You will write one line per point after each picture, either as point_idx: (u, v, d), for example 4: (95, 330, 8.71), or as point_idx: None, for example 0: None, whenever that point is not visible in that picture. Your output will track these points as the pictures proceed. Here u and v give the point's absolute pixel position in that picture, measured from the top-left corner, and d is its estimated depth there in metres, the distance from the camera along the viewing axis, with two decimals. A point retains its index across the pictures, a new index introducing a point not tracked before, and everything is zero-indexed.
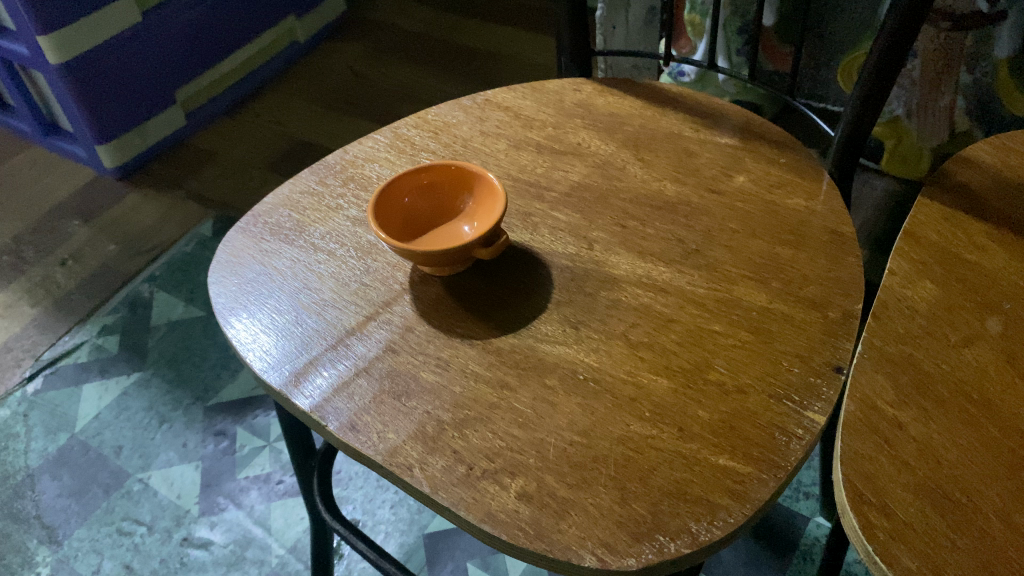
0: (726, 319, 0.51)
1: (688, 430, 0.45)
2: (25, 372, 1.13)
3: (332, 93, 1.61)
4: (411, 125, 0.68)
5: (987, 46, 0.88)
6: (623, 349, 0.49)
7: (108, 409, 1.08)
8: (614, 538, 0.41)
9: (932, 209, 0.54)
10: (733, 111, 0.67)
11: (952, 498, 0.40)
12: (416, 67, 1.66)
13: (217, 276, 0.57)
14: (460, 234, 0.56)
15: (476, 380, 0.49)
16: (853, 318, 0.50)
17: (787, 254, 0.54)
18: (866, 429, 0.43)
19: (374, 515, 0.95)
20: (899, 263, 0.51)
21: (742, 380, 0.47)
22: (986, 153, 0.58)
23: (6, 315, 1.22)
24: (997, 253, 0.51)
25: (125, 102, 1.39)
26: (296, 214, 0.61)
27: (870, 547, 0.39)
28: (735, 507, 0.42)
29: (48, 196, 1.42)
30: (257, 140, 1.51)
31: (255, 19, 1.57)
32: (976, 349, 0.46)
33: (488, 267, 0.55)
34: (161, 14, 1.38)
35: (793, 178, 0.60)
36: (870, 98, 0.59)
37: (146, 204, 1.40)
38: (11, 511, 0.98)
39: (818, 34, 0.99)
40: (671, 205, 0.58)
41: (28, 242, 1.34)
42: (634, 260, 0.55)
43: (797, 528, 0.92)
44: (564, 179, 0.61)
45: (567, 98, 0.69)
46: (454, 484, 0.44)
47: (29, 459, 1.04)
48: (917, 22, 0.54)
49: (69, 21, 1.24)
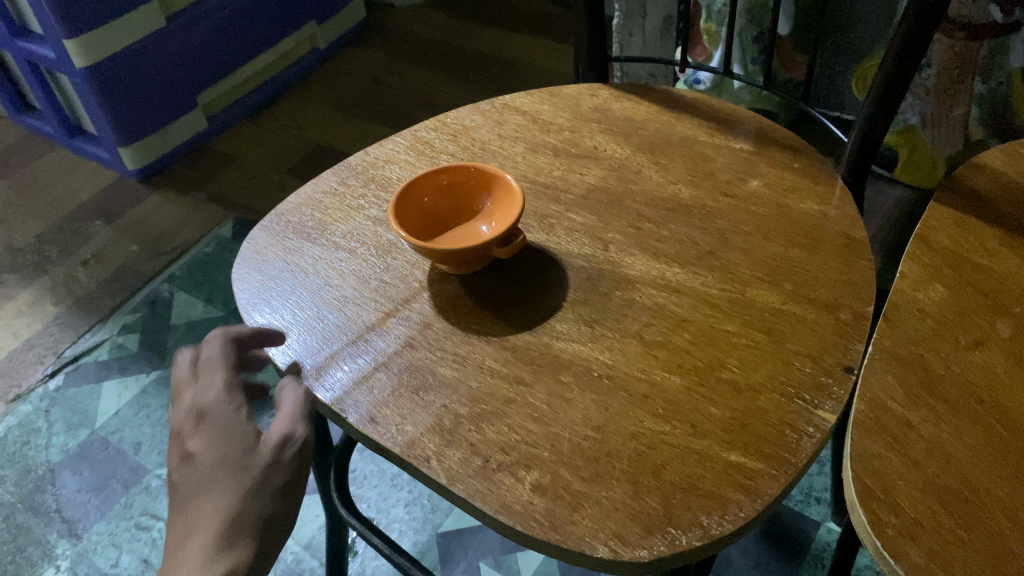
0: (739, 318, 0.52)
1: (701, 426, 0.46)
2: (47, 369, 1.16)
3: (351, 99, 1.63)
4: (431, 127, 0.69)
5: (1002, 57, 0.88)
6: (637, 347, 0.50)
7: (128, 406, 1.10)
8: (627, 530, 0.42)
9: (944, 213, 0.55)
10: (749, 117, 0.68)
11: (960, 496, 0.41)
12: (433, 73, 1.68)
13: (242, 273, 0.58)
14: (477, 232, 0.57)
15: (492, 374, 0.50)
16: (865, 321, 0.51)
17: (800, 257, 0.55)
18: (876, 427, 0.44)
19: (388, 513, 0.96)
20: (910, 266, 0.52)
21: (754, 379, 0.48)
22: (998, 159, 0.58)
23: (29, 313, 1.24)
24: (1008, 257, 0.52)
25: (148, 106, 1.41)
26: (317, 213, 0.62)
27: (879, 542, 0.40)
28: (746, 502, 0.43)
29: (71, 197, 1.45)
30: (277, 143, 1.53)
31: (277, 25, 1.59)
32: (986, 351, 0.47)
33: (506, 265, 0.57)
34: (186, 19, 1.40)
35: (807, 183, 0.61)
36: (883, 105, 0.60)
37: (167, 205, 1.42)
38: (32, 504, 1.00)
39: (834, 42, 1.00)
40: (686, 207, 0.60)
41: (51, 242, 1.36)
42: (649, 261, 0.56)
43: (808, 533, 0.92)
44: (580, 181, 0.62)
45: (584, 102, 0.70)
46: (469, 475, 0.45)
47: (50, 454, 1.05)
48: (930, 29, 0.54)
49: (95, 25, 1.26)
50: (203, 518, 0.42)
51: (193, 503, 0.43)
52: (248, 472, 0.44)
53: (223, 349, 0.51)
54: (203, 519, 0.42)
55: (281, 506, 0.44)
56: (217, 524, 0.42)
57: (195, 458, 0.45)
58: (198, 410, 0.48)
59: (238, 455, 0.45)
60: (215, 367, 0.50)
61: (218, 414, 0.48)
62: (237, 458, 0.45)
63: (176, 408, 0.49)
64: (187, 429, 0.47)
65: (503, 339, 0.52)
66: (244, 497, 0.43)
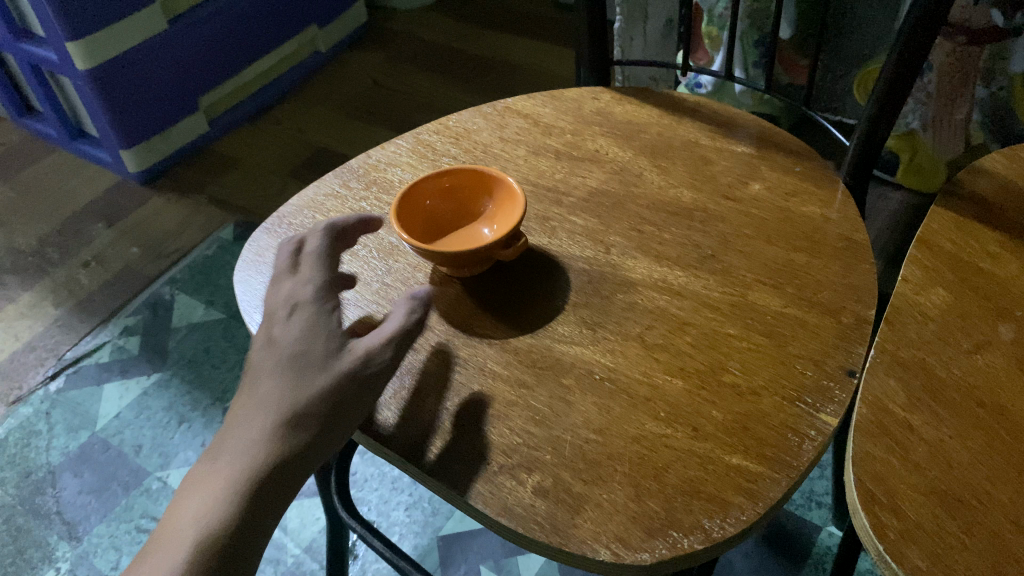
0: (741, 322, 0.52)
1: (702, 429, 0.46)
2: (48, 371, 1.16)
3: (352, 102, 1.63)
4: (433, 130, 0.69)
5: (1003, 61, 0.88)
6: (639, 350, 0.50)
7: (129, 408, 1.10)
8: (628, 533, 0.42)
9: (946, 217, 0.55)
10: (750, 120, 0.68)
11: (961, 499, 0.41)
12: (435, 76, 1.69)
13: (243, 275, 0.58)
14: (480, 235, 0.57)
15: (494, 377, 0.50)
16: (866, 324, 0.51)
17: (802, 260, 0.55)
18: (878, 430, 0.44)
19: (388, 516, 0.96)
20: (911, 270, 0.52)
21: (756, 382, 0.48)
22: (1000, 163, 0.58)
23: (30, 315, 1.24)
24: (1010, 261, 0.52)
25: (150, 108, 1.42)
26: (319, 215, 0.62)
27: (881, 546, 0.40)
28: (747, 505, 0.43)
29: (72, 200, 1.45)
30: (278, 146, 1.54)
31: (279, 28, 1.59)
32: (988, 354, 0.47)
33: (508, 270, 0.57)
34: (188, 22, 1.40)
35: (808, 186, 0.61)
36: (885, 110, 0.60)
37: (168, 208, 1.42)
38: (33, 506, 1.00)
39: (835, 47, 1.00)
40: (687, 211, 0.60)
41: (53, 244, 1.36)
42: (650, 264, 0.56)
43: (809, 537, 0.92)
44: (582, 185, 0.62)
45: (586, 106, 0.70)
46: (471, 476, 0.45)
47: (51, 456, 1.05)
48: (932, 33, 0.54)
49: (98, 27, 1.26)
50: (266, 403, 0.43)
51: (263, 384, 0.44)
52: (321, 373, 0.45)
53: (330, 241, 0.53)
54: (267, 404, 0.43)
55: (349, 406, 0.44)
56: (278, 413, 0.43)
57: (279, 344, 0.46)
58: (294, 299, 0.49)
59: (316, 355, 0.46)
60: (315, 263, 0.51)
61: (310, 306, 0.48)
62: (316, 358, 0.45)
63: (274, 292, 0.50)
64: (279, 318, 0.48)
65: (505, 342, 0.52)
66: (312, 389, 0.44)
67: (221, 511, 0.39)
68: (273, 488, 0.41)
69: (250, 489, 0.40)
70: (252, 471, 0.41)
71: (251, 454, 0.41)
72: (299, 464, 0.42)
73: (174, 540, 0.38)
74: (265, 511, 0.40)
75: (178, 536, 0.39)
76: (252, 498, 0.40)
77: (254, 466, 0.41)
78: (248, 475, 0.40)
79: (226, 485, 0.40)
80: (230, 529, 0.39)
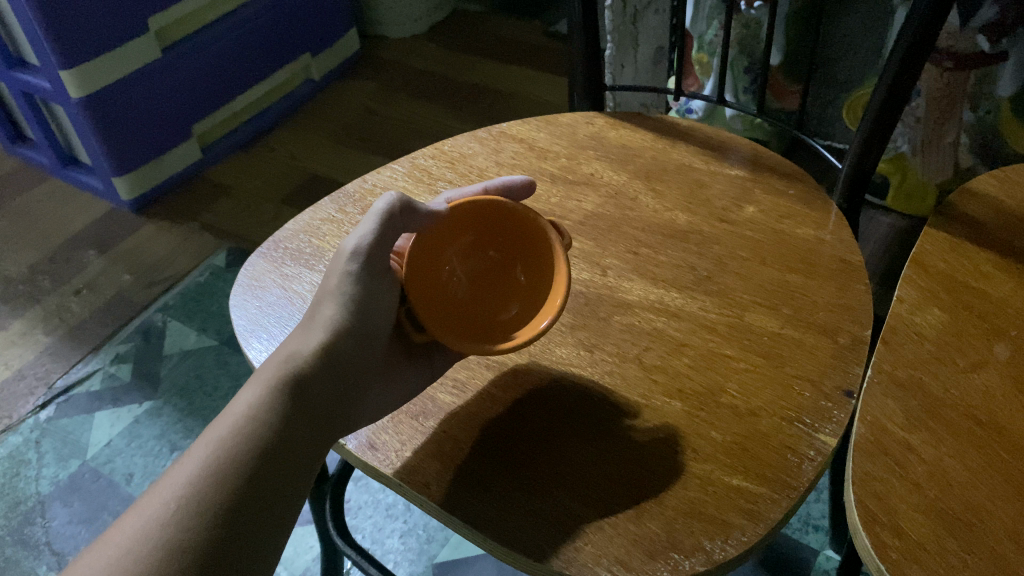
0: (739, 343, 0.52)
1: (700, 450, 0.46)
2: (38, 399, 1.15)
3: (345, 129, 1.64)
4: (428, 155, 0.69)
5: (990, 86, 0.89)
6: (637, 371, 0.51)
7: (120, 436, 1.09)
8: (629, 555, 0.42)
9: (941, 238, 0.55)
10: (744, 144, 0.68)
11: (962, 519, 0.41)
12: (426, 103, 1.70)
13: (240, 299, 0.58)
14: (532, 332, 0.48)
15: (515, 442, 0.47)
16: (862, 344, 0.51)
17: (797, 281, 0.55)
18: (877, 451, 0.44)
19: (382, 544, 0.95)
20: (906, 291, 0.52)
21: (755, 403, 0.48)
22: (991, 185, 0.59)
23: (21, 343, 1.23)
24: (1003, 281, 0.52)
25: (144, 136, 1.42)
26: (315, 239, 0.62)
27: (882, 566, 0.40)
28: (749, 527, 0.42)
29: (65, 227, 1.45)
30: (272, 173, 1.54)
31: (271, 57, 1.60)
32: (984, 373, 0.47)
33: (534, 363, 0.52)
34: (181, 51, 1.41)
35: (803, 210, 0.61)
36: (874, 135, 0.60)
37: (160, 235, 1.42)
38: (22, 537, 0.99)
39: (825, 73, 1.01)
40: (683, 233, 0.60)
41: (44, 272, 1.35)
42: (646, 286, 0.56)
43: (807, 562, 0.91)
44: (577, 209, 0.63)
45: (580, 130, 0.71)
46: (472, 501, 0.45)
47: (40, 485, 1.05)
48: (922, 56, 0.55)
49: (91, 56, 1.27)
50: (297, 334, 0.47)
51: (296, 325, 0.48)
52: (343, 284, 0.48)
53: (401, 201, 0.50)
54: (301, 333, 0.47)
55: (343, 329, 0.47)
56: (311, 331, 0.47)
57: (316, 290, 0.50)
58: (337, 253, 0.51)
59: (334, 272, 0.49)
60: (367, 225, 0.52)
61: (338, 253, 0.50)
62: (336, 276, 0.48)
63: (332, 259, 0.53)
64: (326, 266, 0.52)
65: (506, 412, 0.49)
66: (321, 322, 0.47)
67: (263, 411, 0.43)
68: (308, 400, 0.45)
69: (266, 400, 0.43)
70: (289, 378, 0.45)
71: (286, 367, 0.45)
72: (301, 382, 0.45)
73: (211, 433, 0.42)
74: (278, 415, 0.43)
75: (213, 429, 0.43)
76: (288, 405, 0.44)
77: (288, 375, 0.45)
78: (282, 382, 0.44)
79: (250, 394, 0.44)
80: (252, 427, 0.42)
